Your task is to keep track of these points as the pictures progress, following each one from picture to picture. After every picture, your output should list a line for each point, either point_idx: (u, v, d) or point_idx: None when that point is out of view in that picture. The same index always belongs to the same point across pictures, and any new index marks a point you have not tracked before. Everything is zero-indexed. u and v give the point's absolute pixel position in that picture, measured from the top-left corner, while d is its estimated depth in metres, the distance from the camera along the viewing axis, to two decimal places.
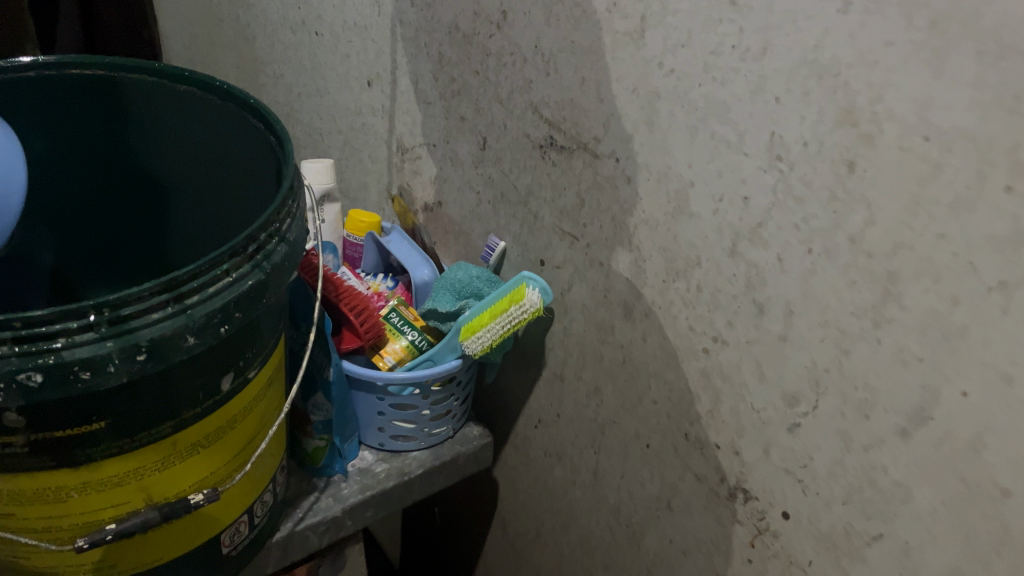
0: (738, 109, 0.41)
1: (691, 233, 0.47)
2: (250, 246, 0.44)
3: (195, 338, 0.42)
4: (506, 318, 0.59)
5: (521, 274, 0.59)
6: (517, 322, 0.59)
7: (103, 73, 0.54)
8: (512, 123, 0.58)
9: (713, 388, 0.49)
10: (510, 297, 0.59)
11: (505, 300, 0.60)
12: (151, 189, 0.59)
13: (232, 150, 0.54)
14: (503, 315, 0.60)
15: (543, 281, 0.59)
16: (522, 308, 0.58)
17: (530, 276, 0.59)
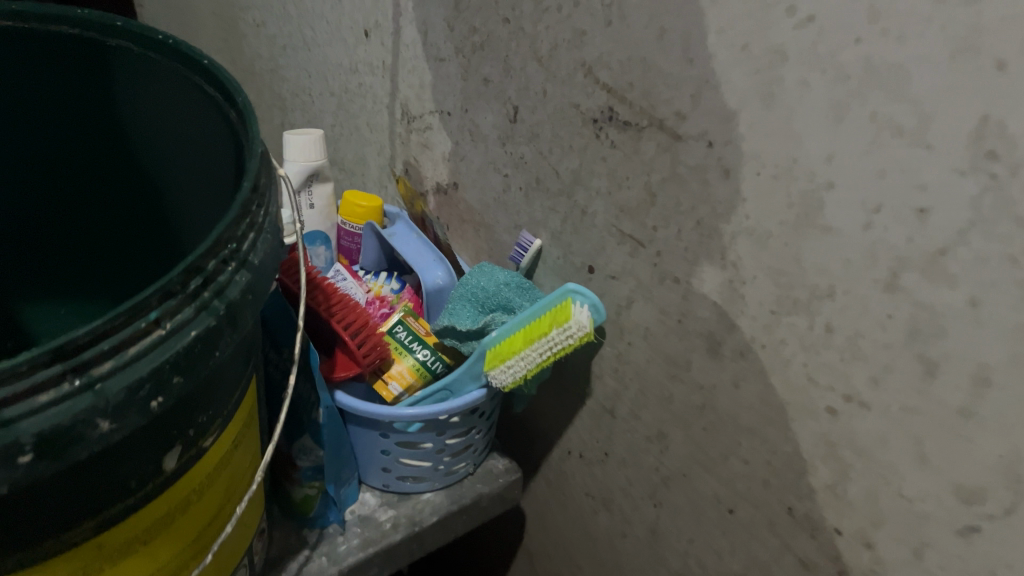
0: (922, 79, 0.27)
1: (822, 253, 0.33)
2: (192, 280, 0.30)
3: (110, 422, 0.28)
4: (544, 345, 0.46)
5: (566, 286, 0.46)
6: (559, 350, 0.46)
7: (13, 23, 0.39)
8: (553, 88, 0.44)
9: (839, 461, 0.36)
10: (551, 317, 0.46)
11: (544, 321, 0.46)
12: (90, 186, 0.45)
13: (190, 133, 0.40)
14: (539, 342, 0.46)
15: (593, 297, 0.45)
16: (567, 333, 0.45)
17: (576, 290, 0.45)
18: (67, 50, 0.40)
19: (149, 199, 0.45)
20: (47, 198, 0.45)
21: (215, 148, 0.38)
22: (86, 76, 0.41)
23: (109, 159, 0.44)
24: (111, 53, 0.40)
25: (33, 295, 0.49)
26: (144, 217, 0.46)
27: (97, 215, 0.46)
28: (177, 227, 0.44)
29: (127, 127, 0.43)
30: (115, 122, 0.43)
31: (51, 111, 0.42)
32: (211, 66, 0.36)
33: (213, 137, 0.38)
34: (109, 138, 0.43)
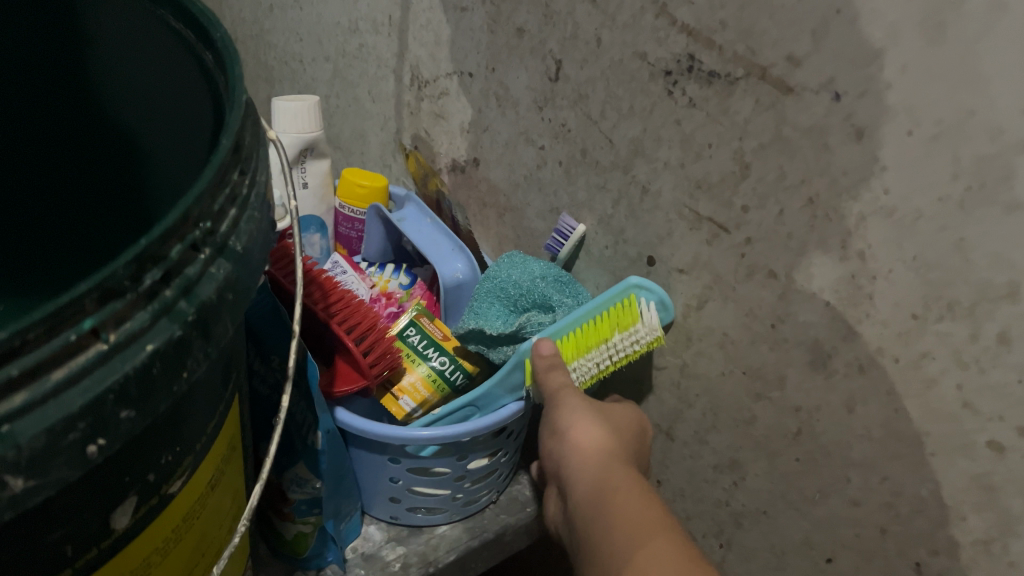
0: None
1: (1004, 240, 0.25)
2: (149, 272, 0.21)
3: (23, 480, 0.19)
4: (607, 350, 0.39)
5: (628, 279, 0.38)
6: (624, 356, 0.39)
7: None
8: (611, 35, 0.35)
9: (1001, 513, 0.28)
10: (612, 320, 0.39)
11: (603, 325, 0.39)
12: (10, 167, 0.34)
13: (158, 90, 0.30)
14: (601, 348, 0.39)
15: (661, 292, 0.38)
16: (633, 340, 0.39)
17: (640, 284, 0.38)
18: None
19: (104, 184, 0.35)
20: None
21: (193, 108, 0.29)
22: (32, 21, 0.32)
23: (47, 133, 0.34)
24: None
25: None
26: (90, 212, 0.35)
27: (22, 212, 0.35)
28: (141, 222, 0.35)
29: (76, 88, 0.33)
30: (61, 80, 0.33)
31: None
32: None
33: (187, 91, 0.29)
34: (50, 103, 0.33)
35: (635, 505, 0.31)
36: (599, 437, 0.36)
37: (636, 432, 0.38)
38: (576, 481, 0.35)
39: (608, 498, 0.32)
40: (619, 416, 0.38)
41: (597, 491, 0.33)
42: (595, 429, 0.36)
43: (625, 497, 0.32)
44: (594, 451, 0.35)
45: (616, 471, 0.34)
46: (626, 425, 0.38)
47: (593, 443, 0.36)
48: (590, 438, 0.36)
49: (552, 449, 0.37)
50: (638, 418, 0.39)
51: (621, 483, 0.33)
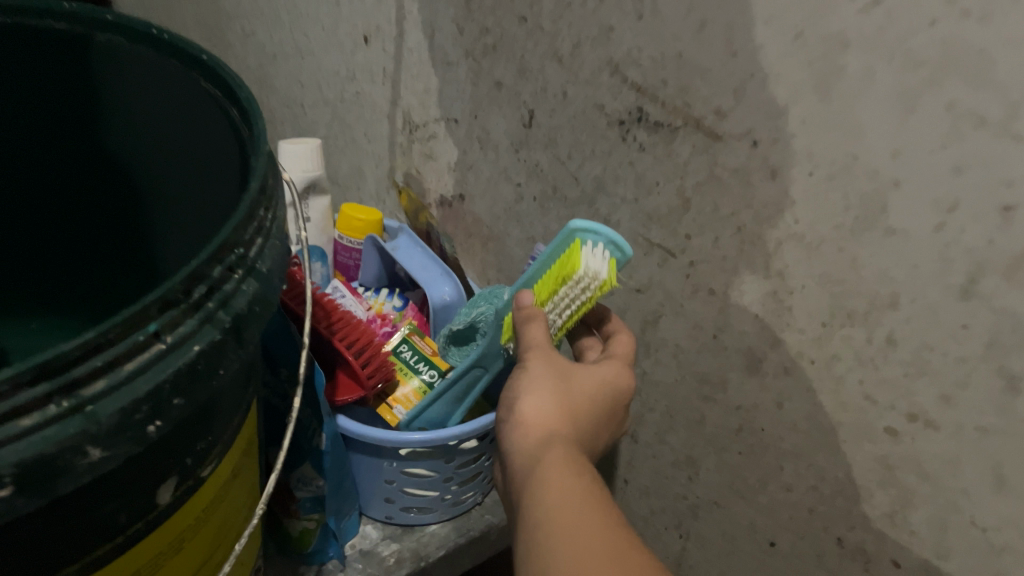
0: (1012, 62, 0.25)
1: (886, 259, 0.30)
2: (195, 288, 0.26)
3: (100, 451, 0.24)
4: (563, 300, 0.40)
5: (572, 223, 0.39)
6: (583, 304, 0.40)
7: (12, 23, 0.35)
8: (575, 89, 0.42)
9: (901, 488, 0.33)
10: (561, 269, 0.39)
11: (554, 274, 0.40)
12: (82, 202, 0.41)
13: (160, 113, 0.37)
14: (556, 299, 0.40)
15: (606, 232, 0.37)
16: (578, 287, 0.39)
17: (584, 229, 0.38)
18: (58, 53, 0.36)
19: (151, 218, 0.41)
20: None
21: (197, 122, 0.35)
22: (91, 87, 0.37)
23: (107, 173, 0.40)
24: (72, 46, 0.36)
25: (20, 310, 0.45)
26: (116, 223, 0.42)
27: (57, 228, 0.42)
28: (162, 230, 0.41)
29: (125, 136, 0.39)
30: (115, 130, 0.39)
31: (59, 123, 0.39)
32: (171, 36, 0.34)
33: (193, 111, 0.35)
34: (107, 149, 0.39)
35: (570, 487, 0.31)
36: (547, 412, 0.35)
37: (601, 400, 0.37)
38: (516, 455, 0.34)
39: (542, 475, 0.32)
40: (580, 385, 0.37)
41: (533, 469, 0.32)
42: (544, 404, 0.35)
43: (557, 476, 0.31)
44: (538, 427, 0.35)
45: (551, 449, 0.33)
46: (586, 398, 0.37)
47: (534, 420, 0.35)
48: (537, 414, 0.35)
49: (501, 418, 0.37)
50: (607, 383, 0.38)
51: (560, 460, 0.32)
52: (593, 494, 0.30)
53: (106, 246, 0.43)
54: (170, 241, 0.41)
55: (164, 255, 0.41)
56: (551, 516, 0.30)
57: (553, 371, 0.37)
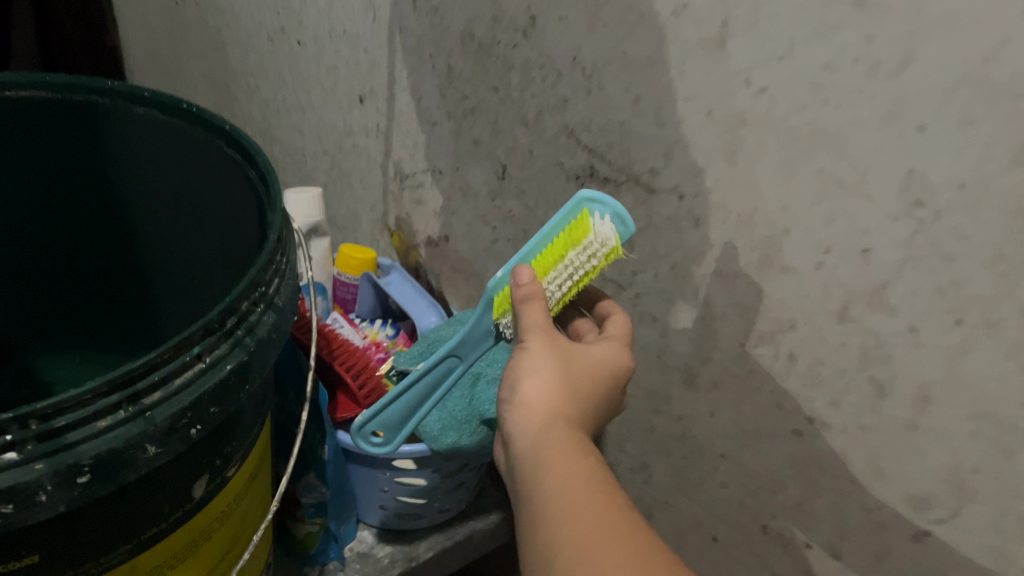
0: (861, 138, 0.32)
1: (783, 290, 0.37)
2: (228, 319, 0.33)
3: (156, 448, 0.31)
4: (566, 269, 0.41)
5: (581, 193, 0.39)
6: (586, 275, 0.40)
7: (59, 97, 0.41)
8: (540, 148, 0.49)
9: (807, 480, 0.40)
10: (568, 237, 0.40)
11: (561, 242, 0.40)
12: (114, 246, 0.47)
13: (177, 173, 0.43)
14: (558, 269, 0.41)
15: (613, 203, 0.38)
16: (585, 254, 0.39)
17: (592, 198, 0.39)
18: (96, 121, 0.42)
19: (172, 260, 0.46)
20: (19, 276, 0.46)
21: (213, 181, 0.41)
22: (122, 150, 0.43)
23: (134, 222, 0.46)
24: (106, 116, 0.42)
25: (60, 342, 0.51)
26: (136, 266, 0.48)
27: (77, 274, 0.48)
28: (175, 273, 0.47)
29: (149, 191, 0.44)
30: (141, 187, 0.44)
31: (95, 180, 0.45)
32: (194, 108, 0.40)
33: (212, 169, 0.41)
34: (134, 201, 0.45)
35: (577, 483, 0.33)
36: (552, 402, 0.37)
37: (595, 382, 0.40)
38: (520, 435, 0.37)
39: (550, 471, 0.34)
40: (582, 368, 0.39)
41: (543, 459, 0.35)
42: (550, 395, 0.37)
43: (560, 471, 0.33)
44: (543, 415, 0.37)
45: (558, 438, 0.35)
46: (586, 380, 0.39)
47: (540, 406, 0.37)
48: (542, 402, 0.37)
49: (503, 397, 0.39)
50: (604, 365, 0.40)
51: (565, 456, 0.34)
52: (601, 487, 0.32)
53: (122, 289, 0.49)
54: (184, 282, 0.46)
55: (184, 293, 0.47)
56: (562, 507, 0.32)
57: (554, 356, 0.38)
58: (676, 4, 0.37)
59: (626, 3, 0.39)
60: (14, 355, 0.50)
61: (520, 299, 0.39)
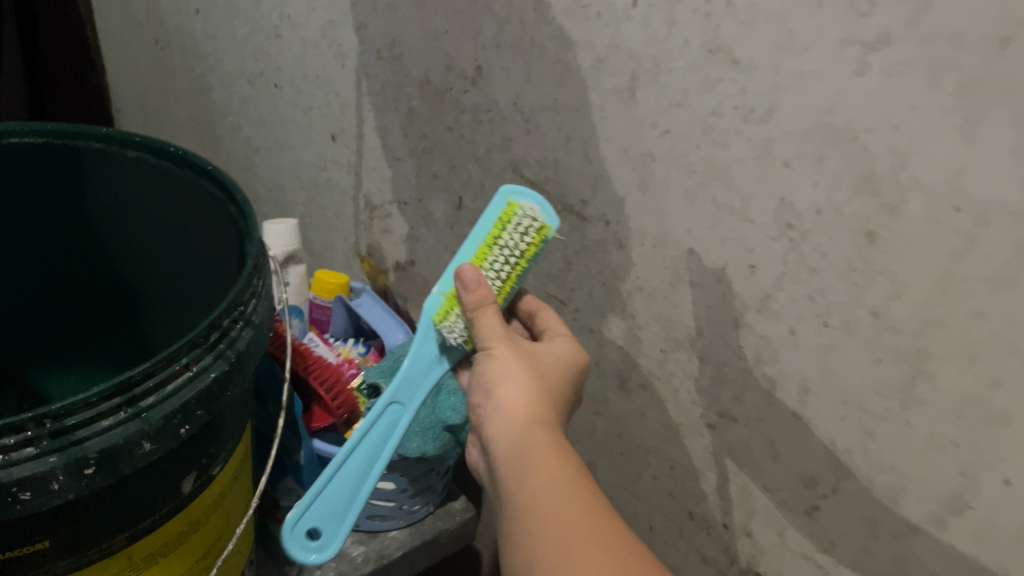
0: (742, 173, 0.38)
1: (692, 302, 0.44)
2: (212, 335, 0.39)
3: (151, 445, 0.37)
4: (501, 254, 0.45)
5: (503, 188, 0.46)
6: (521, 252, 0.45)
7: (58, 144, 0.46)
8: (491, 181, 0.55)
9: (721, 467, 0.46)
10: (500, 225, 0.45)
11: (493, 234, 0.45)
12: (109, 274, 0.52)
13: (165, 207, 0.48)
14: (494, 256, 0.45)
15: (536, 194, 0.46)
16: (521, 231, 0.45)
17: (515, 190, 0.46)
18: (91, 163, 0.48)
19: (161, 286, 0.52)
20: (18, 300, 0.51)
21: (199, 214, 0.47)
22: (113, 189, 0.48)
23: (126, 252, 0.51)
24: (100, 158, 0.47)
25: (59, 363, 0.55)
26: (126, 291, 0.53)
27: (73, 297, 0.53)
28: (163, 295, 0.52)
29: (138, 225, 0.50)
30: (131, 221, 0.50)
31: (90, 215, 0.50)
32: (180, 151, 0.46)
33: (197, 204, 0.47)
34: (125, 234, 0.51)
35: (567, 483, 0.36)
36: (525, 397, 0.41)
37: (561, 378, 0.44)
38: (500, 437, 0.40)
39: (532, 465, 0.37)
40: (547, 374, 0.43)
41: (522, 456, 0.38)
42: (522, 390, 0.41)
43: (541, 468, 0.37)
44: (518, 411, 0.40)
45: (533, 435, 0.39)
46: (552, 386, 0.43)
47: (516, 409, 0.41)
48: (516, 398, 0.41)
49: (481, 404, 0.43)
50: (564, 372, 0.44)
51: (545, 450, 0.38)
52: (582, 488, 0.35)
53: (115, 310, 0.54)
54: (171, 302, 0.52)
55: (171, 315, 0.52)
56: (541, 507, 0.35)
57: (520, 358, 0.43)
58: (595, 59, 0.43)
59: (555, 57, 0.46)
60: (15, 375, 0.55)
61: (471, 307, 0.44)
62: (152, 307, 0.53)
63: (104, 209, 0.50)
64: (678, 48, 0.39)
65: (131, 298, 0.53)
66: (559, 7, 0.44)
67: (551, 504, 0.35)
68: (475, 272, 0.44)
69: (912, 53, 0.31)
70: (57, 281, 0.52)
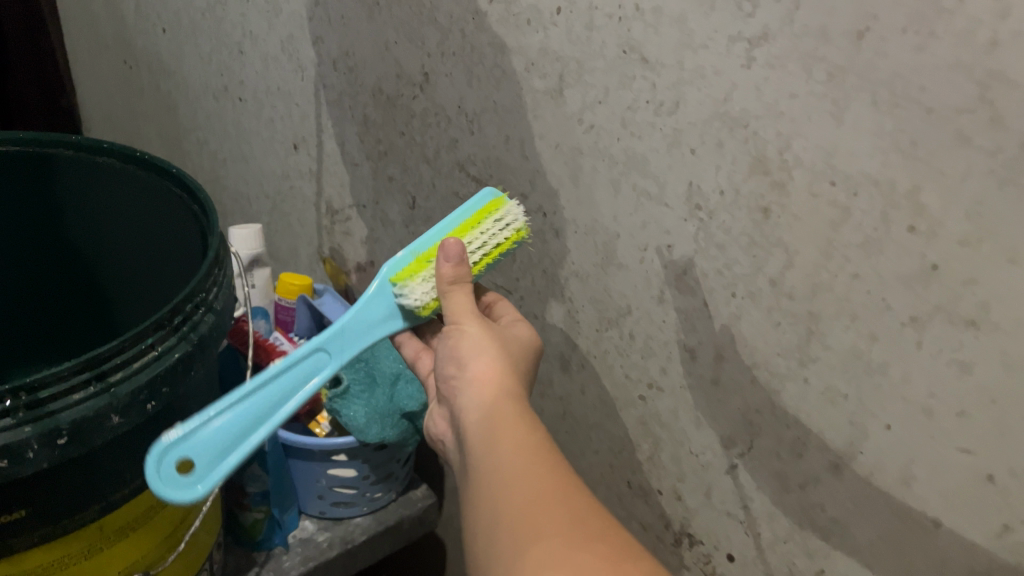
0: (657, 161, 0.42)
1: (620, 283, 0.48)
2: (176, 317, 0.42)
3: (120, 418, 0.40)
4: (477, 239, 0.46)
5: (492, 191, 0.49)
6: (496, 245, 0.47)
7: (31, 151, 0.50)
8: (440, 181, 0.59)
9: (653, 436, 0.50)
10: (485, 212, 0.47)
11: (476, 218, 0.47)
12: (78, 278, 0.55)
13: (128, 208, 0.51)
14: (471, 237, 0.46)
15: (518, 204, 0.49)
16: (503, 224, 0.47)
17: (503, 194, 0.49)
18: (62, 170, 0.51)
19: (129, 286, 0.55)
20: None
21: (161, 210, 0.50)
22: (83, 194, 0.52)
23: (94, 256, 0.54)
24: (70, 165, 0.51)
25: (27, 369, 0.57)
26: (94, 295, 0.56)
27: (38, 306, 0.55)
28: (129, 294, 0.55)
29: (106, 228, 0.53)
30: (99, 225, 0.53)
31: (60, 221, 0.53)
32: (146, 155, 0.49)
33: (162, 203, 0.50)
34: (94, 237, 0.54)
35: (540, 465, 0.33)
36: (495, 374, 0.39)
37: (524, 358, 0.43)
38: (472, 409, 0.38)
39: (501, 448, 0.34)
40: (514, 354, 0.42)
41: (493, 427, 0.36)
42: (495, 366, 0.39)
43: (516, 433, 0.35)
44: (490, 386, 0.39)
45: (506, 406, 0.37)
46: (519, 365, 0.41)
47: (490, 381, 0.39)
48: (486, 373, 0.39)
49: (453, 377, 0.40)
50: (526, 355, 0.43)
51: (517, 431, 0.35)
52: (552, 460, 0.33)
53: (83, 314, 0.56)
54: (138, 299, 0.55)
55: (138, 315, 0.55)
56: (510, 474, 0.33)
57: (488, 335, 0.41)
58: (527, 63, 0.48)
59: (493, 62, 0.50)
60: None
61: (448, 278, 0.43)
62: (117, 308, 0.56)
63: (74, 214, 0.53)
64: (598, 50, 0.43)
65: (97, 302, 0.56)
66: (494, 16, 0.48)
67: (524, 495, 0.31)
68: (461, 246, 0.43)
69: (789, 47, 0.35)
70: (21, 289, 0.54)
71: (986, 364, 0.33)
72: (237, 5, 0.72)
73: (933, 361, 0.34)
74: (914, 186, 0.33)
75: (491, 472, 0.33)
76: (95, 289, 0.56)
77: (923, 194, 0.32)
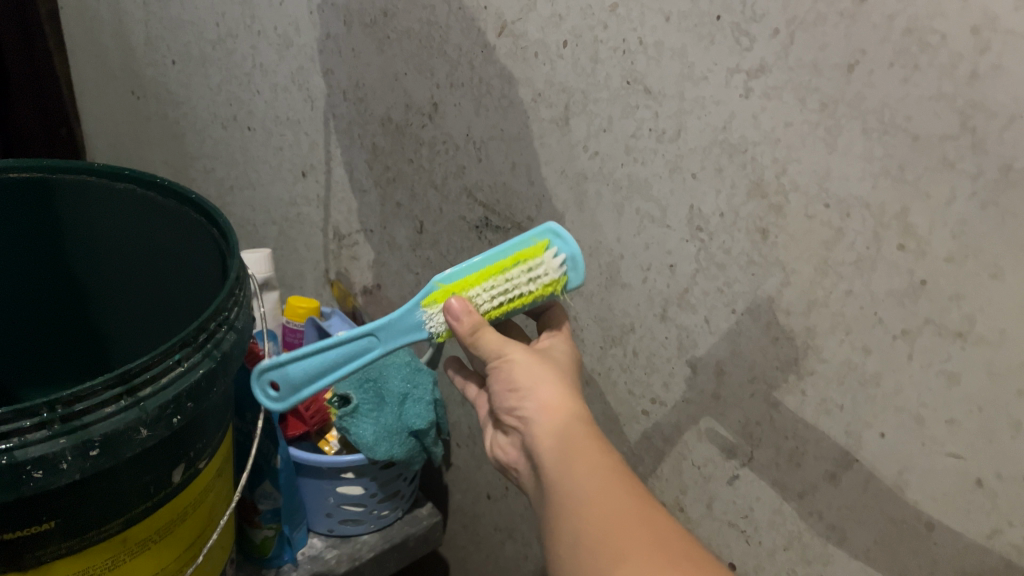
0: (659, 186, 0.45)
1: (624, 302, 0.50)
2: (200, 335, 0.44)
3: (148, 431, 0.41)
4: (499, 285, 0.44)
5: (549, 226, 0.44)
6: (517, 296, 0.44)
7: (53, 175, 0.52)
8: (447, 207, 0.62)
9: (655, 449, 0.52)
10: (519, 255, 0.44)
11: (508, 260, 0.44)
12: (92, 297, 0.56)
13: (123, 228, 0.54)
14: (494, 281, 0.44)
15: (574, 249, 0.44)
16: (531, 277, 0.43)
17: (557, 233, 0.44)
18: (80, 194, 0.53)
19: (141, 306, 0.56)
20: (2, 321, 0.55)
21: (163, 228, 0.53)
22: (98, 217, 0.53)
23: (107, 278, 0.56)
24: (88, 189, 0.52)
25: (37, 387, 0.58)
26: (105, 316, 0.57)
27: (41, 329, 0.56)
28: (134, 314, 0.56)
29: (121, 251, 0.54)
30: (114, 248, 0.54)
31: (75, 243, 0.54)
32: (166, 181, 0.51)
33: (181, 227, 0.52)
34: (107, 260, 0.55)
35: (618, 488, 0.35)
36: (561, 398, 0.40)
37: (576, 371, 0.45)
38: (542, 436, 0.40)
39: (580, 474, 0.36)
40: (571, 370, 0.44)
41: (566, 452, 0.38)
42: (558, 390, 0.41)
43: (589, 457, 0.37)
44: (557, 411, 0.40)
45: (575, 431, 0.39)
46: (575, 380, 0.43)
47: (556, 407, 0.40)
48: (552, 398, 0.40)
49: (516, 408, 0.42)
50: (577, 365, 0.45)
51: (591, 453, 0.37)
52: (627, 483, 0.35)
53: (94, 333, 0.58)
54: (143, 319, 0.56)
55: (150, 335, 0.56)
56: (592, 502, 0.35)
57: (538, 360, 0.42)
58: (534, 94, 0.50)
59: (501, 92, 0.52)
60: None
61: (467, 332, 0.42)
62: (120, 329, 0.57)
63: (89, 237, 0.54)
64: (602, 81, 0.46)
65: (97, 324, 0.57)
66: (502, 49, 0.51)
67: (608, 524, 0.34)
68: (464, 305, 0.42)
69: (783, 79, 0.37)
70: (36, 306, 0.55)
71: (972, 374, 0.35)
72: (249, 38, 0.74)
73: (923, 373, 0.36)
74: (903, 207, 0.35)
75: (574, 498, 0.36)
76: (97, 311, 0.57)
77: (911, 214, 0.35)
